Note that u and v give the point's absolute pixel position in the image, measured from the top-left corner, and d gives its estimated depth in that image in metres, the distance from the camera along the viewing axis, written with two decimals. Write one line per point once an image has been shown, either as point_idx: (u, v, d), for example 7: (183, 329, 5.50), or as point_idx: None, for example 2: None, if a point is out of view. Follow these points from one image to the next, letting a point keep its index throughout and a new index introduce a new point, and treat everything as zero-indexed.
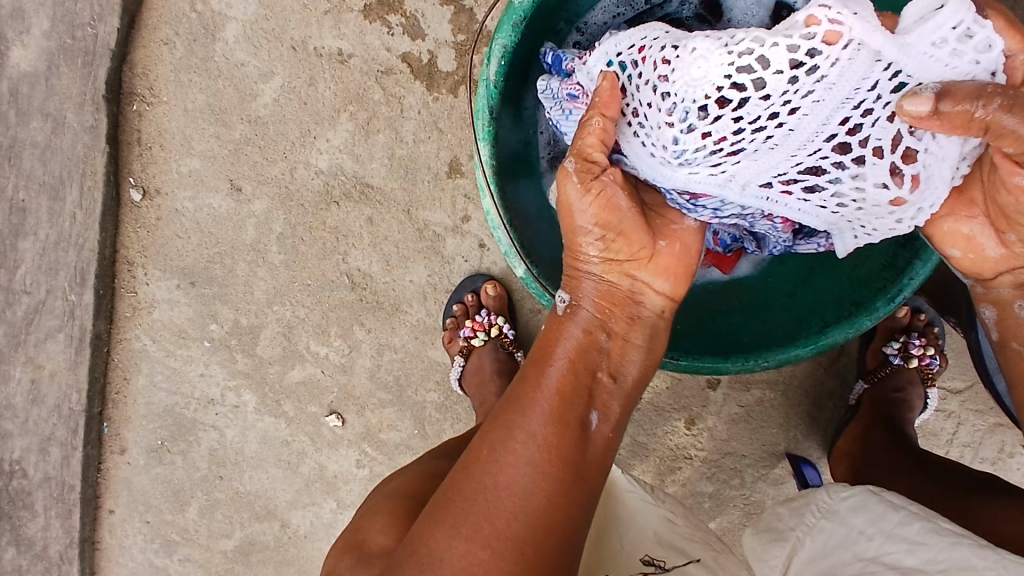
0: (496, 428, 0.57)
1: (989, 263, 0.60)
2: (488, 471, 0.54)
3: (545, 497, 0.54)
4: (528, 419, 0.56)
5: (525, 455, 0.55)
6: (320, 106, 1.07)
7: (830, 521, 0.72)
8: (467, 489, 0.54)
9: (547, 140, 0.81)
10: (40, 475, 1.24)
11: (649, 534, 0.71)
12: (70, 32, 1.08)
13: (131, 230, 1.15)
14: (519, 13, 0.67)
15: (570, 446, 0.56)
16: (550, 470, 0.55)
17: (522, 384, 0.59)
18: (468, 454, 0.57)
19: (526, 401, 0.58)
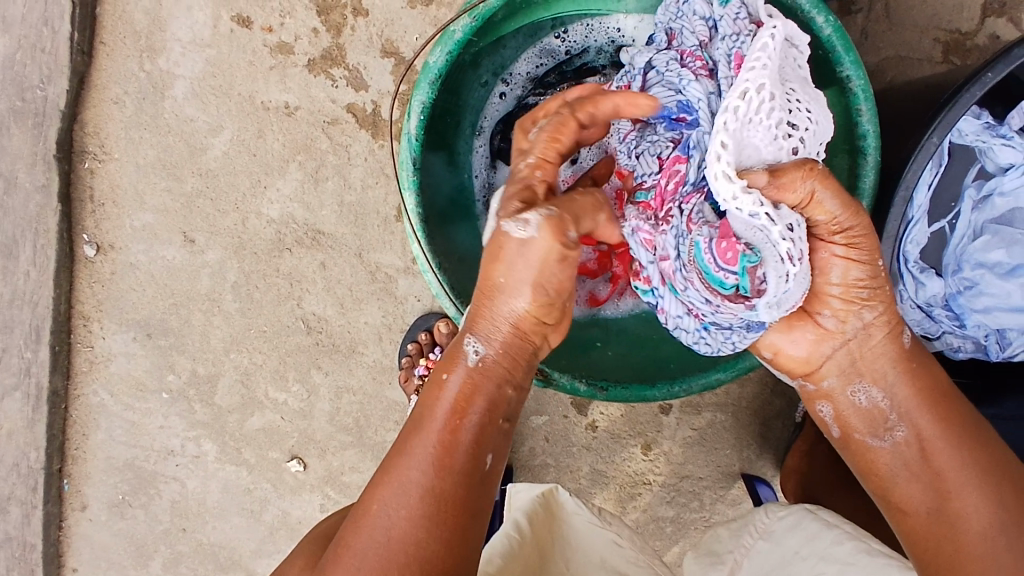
0: (384, 481, 0.59)
1: (803, 360, 0.66)
2: (378, 526, 0.57)
3: (434, 541, 0.56)
4: (414, 475, 0.58)
5: (416, 514, 0.57)
6: (270, 157, 1.10)
7: (767, 543, 0.79)
8: (354, 545, 0.57)
9: (482, 183, 0.86)
10: (1, 535, 1.23)
11: (595, 559, 0.81)
12: (20, 94, 1.11)
13: (86, 285, 1.16)
14: (435, 72, 0.71)
15: (458, 493, 0.58)
16: (437, 518, 0.57)
17: (414, 431, 0.61)
18: (359, 507, 0.60)
19: (416, 453, 0.59)
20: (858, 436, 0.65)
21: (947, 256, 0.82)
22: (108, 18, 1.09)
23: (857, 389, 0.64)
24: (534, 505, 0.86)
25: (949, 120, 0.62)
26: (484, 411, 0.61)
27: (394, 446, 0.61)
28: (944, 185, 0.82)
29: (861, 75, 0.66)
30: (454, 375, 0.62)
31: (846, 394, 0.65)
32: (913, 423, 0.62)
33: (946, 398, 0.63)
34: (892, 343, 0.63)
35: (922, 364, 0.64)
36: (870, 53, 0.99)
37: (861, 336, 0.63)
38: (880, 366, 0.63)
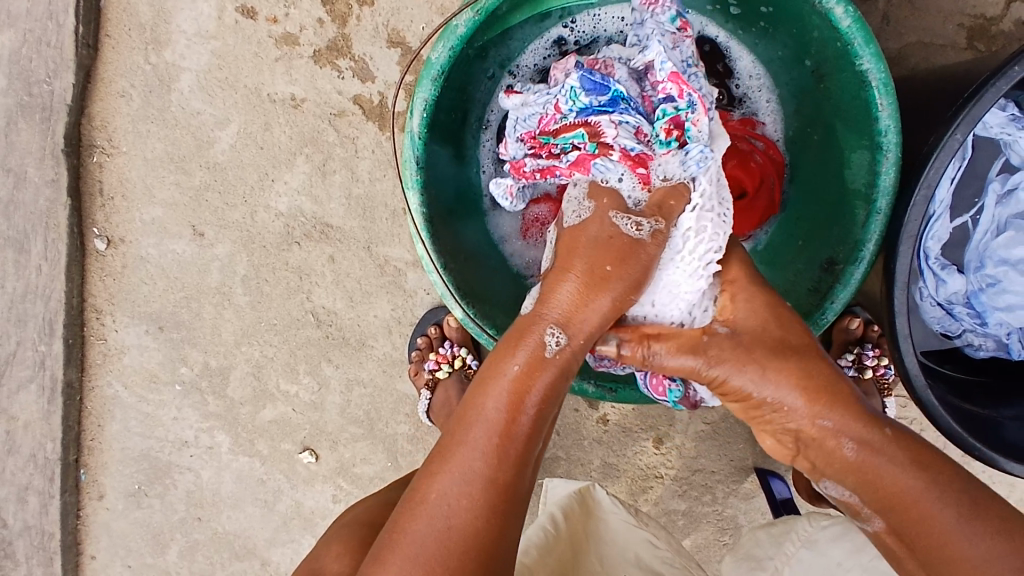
0: (442, 468, 0.58)
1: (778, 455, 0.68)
2: (438, 515, 0.55)
3: (491, 531, 0.55)
4: (476, 459, 0.57)
5: (479, 498, 0.56)
6: (277, 150, 1.09)
7: (810, 552, 0.80)
8: (411, 531, 0.55)
9: (489, 178, 0.85)
10: (20, 524, 1.26)
11: (630, 557, 0.81)
12: (27, 89, 1.10)
13: (98, 278, 1.17)
14: (437, 69, 0.68)
15: (517, 482, 0.58)
16: (495, 508, 0.56)
17: (475, 413, 0.60)
18: (415, 489, 0.58)
19: (479, 437, 0.59)
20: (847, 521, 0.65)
21: (969, 252, 0.80)
22: (113, 11, 1.08)
23: (827, 483, 0.64)
24: (571, 500, 0.86)
25: (972, 117, 0.59)
26: (544, 396, 0.61)
27: (451, 428, 0.61)
28: (967, 179, 0.79)
29: (882, 68, 0.63)
30: (521, 357, 0.62)
31: (819, 485, 0.65)
32: (882, 502, 0.59)
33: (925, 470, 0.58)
34: (835, 432, 0.62)
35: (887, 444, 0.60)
36: (892, 39, 0.96)
37: (803, 435, 0.64)
38: (830, 453, 0.62)
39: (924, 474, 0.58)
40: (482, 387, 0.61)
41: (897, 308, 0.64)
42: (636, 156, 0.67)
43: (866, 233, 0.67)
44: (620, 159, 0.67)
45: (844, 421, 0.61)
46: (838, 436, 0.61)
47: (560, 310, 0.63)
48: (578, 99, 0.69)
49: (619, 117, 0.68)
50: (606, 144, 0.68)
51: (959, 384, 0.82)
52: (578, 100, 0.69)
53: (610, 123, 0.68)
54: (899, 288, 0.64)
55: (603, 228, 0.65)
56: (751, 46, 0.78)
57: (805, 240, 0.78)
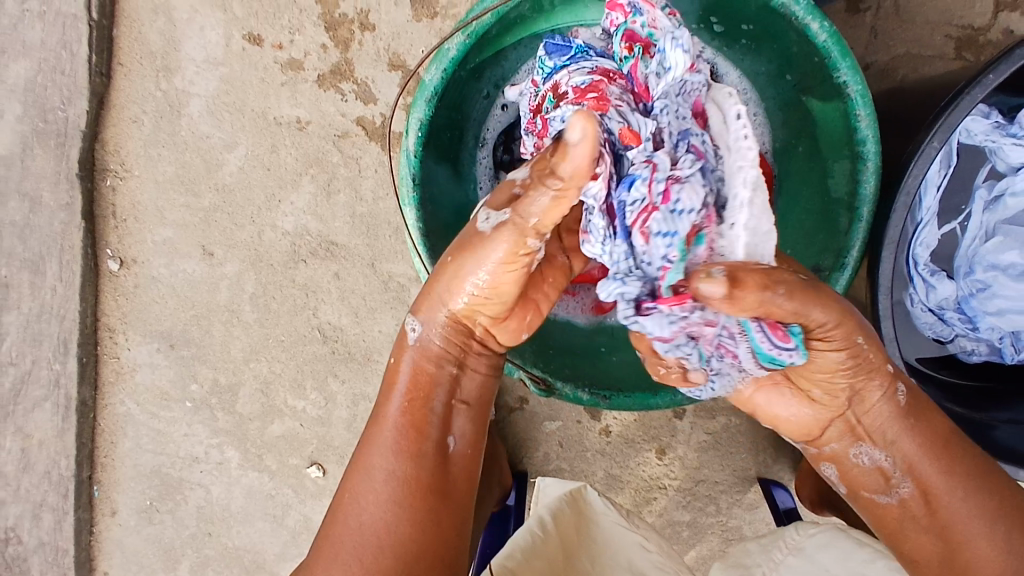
0: (354, 469, 0.66)
1: (810, 423, 0.70)
2: (352, 515, 0.64)
3: (410, 522, 0.63)
4: (384, 460, 0.65)
5: (386, 493, 0.64)
6: (283, 171, 1.12)
7: (797, 558, 0.86)
8: (336, 534, 0.64)
9: (487, 195, 0.87)
10: (34, 540, 1.28)
11: (621, 560, 0.84)
12: (42, 116, 1.15)
13: (111, 298, 1.20)
14: (430, 91, 0.71)
15: (431, 474, 0.66)
16: (404, 500, 0.64)
17: (376, 421, 0.69)
18: (337, 499, 0.67)
19: (381, 432, 0.67)
20: (865, 494, 0.70)
21: (959, 258, 0.81)
22: (125, 40, 1.13)
23: (860, 451, 0.68)
24: (563, 504, 0.88)
25: (948, 124, 0.62)
26: (440, 392, 0.68)
27: (365, 430, 0.69)
28: (954, 187, 0.81)
29: (858, 80, 0.65)
30: (407, 363, 0.69)
31: (848, 456, 0.69)
32: (917, 481, 0.66)
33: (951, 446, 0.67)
34: (886, 402, 0.66)
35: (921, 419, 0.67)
36: (881, 51, 0.98)
37: (852, 400, 0.66)
38: (877, 426, 0.67)
39: (953, 461, 0.66)
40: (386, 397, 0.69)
41: (881, 312, 0.67)
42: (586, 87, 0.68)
43: (850, 240, 0.69)
44: (570, 98, 0.68)
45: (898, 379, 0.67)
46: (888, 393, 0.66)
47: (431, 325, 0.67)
48: (547, 62, 0.74)
49: (573, 68, 0.71)
50: (561, 93, 0.70)
51: (953, 389, 0.83)
52: (544, 64, 0.74)
53: (567, 74, 0.71)
54: (882, 292, 0.66)
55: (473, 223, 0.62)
56: (737, 62, 0.80)
57: (792, 249, 0.80)
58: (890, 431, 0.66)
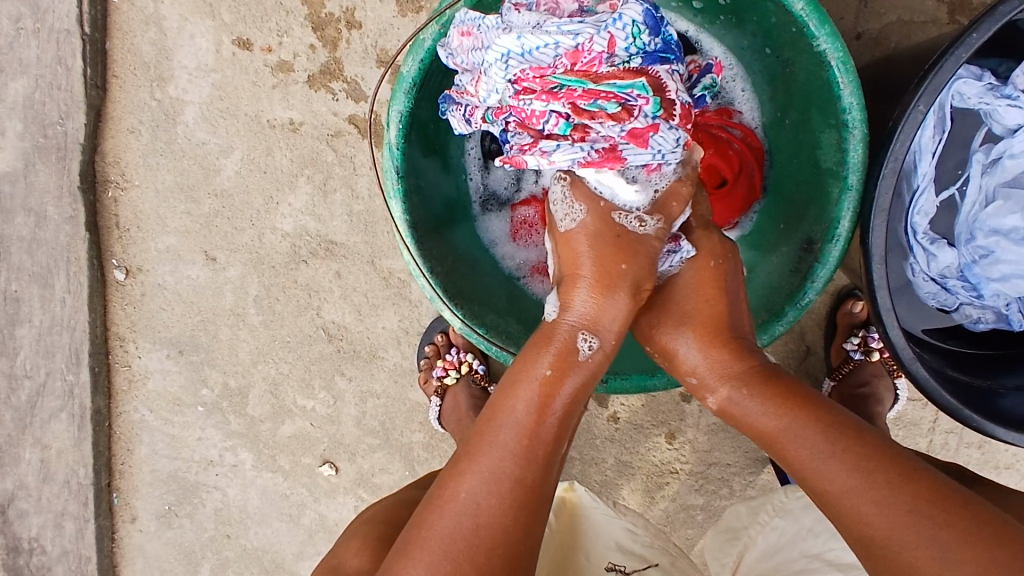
0: (469, 466, 0.60)
1: None
2: (462, 513, 0.57)
3: (525, 534, 0.58)
4: (507, 456, 0.60)
5: (504, 494, 0.58)
6: (280, 173, 1.13)
7: (783, 519, 0.86)
8: (436, 529, 0.57)
9: (477, 184, 0.88)
10: (58, 549, 1.31)
11: (611, 543, 0.83)
12: (42, 131, 1.16)
13: (119, 308, 1.22)
14: (409, 82, 0.72)
15: (547, 480, 0.61)
16: (521, 511, 0.58)
17: (496, 411, 0.63)
18: (439, 490, 0.60)
19: (507, 429, 0.62)
20: None
21: (959, 224, 0.80)
22: (118, 52, 1.14)
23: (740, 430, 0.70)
24: None
25: (934, 86, 0.60)
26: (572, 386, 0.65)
27: (474, 433, 0.63)
28: (950, 151, 0.80)
29: (839, 47, 0.64)
30: (545, 353, 0.65)
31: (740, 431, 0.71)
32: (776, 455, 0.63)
33: (796, 410, 0.62)
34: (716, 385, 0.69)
35: (762, 387, 0.65)
36: (871, 19, 0.97)
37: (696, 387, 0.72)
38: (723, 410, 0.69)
39: (783, 422, 0.62)
40: (512, 389, 0.64)
41: (876, 283, 0.65)
42: (689, 110, 0.66)
43: (841, 210, 0.68)
44: (680, 119, 0.66)
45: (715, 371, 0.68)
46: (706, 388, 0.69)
47: (577, 312, 0.67)
48: (639, 37, 0.61)
49: (673, 68, 0.65)
50: (669, 98, 0.64)
51: (959, 359, 0.82)
52: (638, 39, 0.61)
53: (668, 72, 0.64)
54: (877, 262, 0.65)
55: (610, 228, 0.68)
56: (720, 37, 0.80)
57: (787, 224, 0.78)
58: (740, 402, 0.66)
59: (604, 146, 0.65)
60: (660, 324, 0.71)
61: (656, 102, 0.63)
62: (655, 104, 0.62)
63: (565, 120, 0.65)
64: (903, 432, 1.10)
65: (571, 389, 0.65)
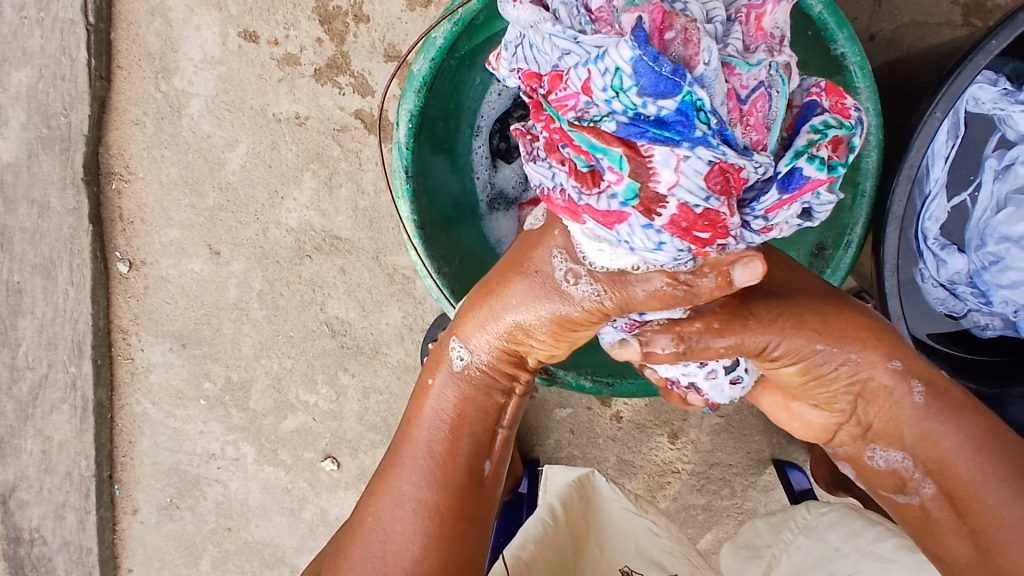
0: (380, 491, 0.67)
1: (814, 428, 0.71)
2: (374, 540, 0.66)
3: (436, 554, 0.64)
4: (410, 487, 0.66)
5: (412, 524, 0.65)
6: (285, 167, 1.13)
7: (808, 538, 0.88)
8: (353, 554, 0.66)
9: (484, 183, 0.87)
10: (58, 540, 1.31)
11: (630, 547, 0.84)
12: (46, 122, 1.15)
13: (122, 300, 1.22)
14: (419, 79, 0.71)
15: (456, 501, 0.66)
16: (435, 532, 0.65)
17: (405, 436, 0.69)
18: (361, 510, 0.68)
19: (410, 459, 0.67)
20: (884, 493, 0.69)
21: (970, 231, 0.80)
22: (123, 43, 1.13)
23: (875, 452, 0.68)
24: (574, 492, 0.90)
25: (951, 93, 0.60)
26: (471, 412, 0.67)
27: (391, 454, 0.69)
28: (963, 158, 0.80)
29: (857, 51, 0.64)
30: (438, 379, 0.68)
31: (866, 457, 0.69)
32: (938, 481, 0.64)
33: (989, 452, 0.62)
34: (901, 397, 0.64)
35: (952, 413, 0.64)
36: (886, 20, 0.96)
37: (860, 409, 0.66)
38: (889, 428, 0.66)
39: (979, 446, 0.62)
40: (417, 417, 0.69)
41: (887, 289, 0.66)
42: (703, 215, 0.48)
43: (854, 216, 0.69)
44: (669, 219, 0.48)
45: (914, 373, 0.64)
46: (898, 388, 0.64)
47: (474, 343, 0.66)
48: (624, 94, 0.44)
49: (685, 151, 0.45)
50: (657, 193, 0.47)
51: (965, 366, 0.82)
52: (625, 95, 0.44)
53: (671, 155, 0.45)
54: (889, 269, 0.65)
55: (533, 260, 0.61)
56: None
57: (797, 229, 0.79)
58: (913, 428, 0.64)
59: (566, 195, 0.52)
60: (829, 338, 0.63)
61: (631, 185, 0.47)
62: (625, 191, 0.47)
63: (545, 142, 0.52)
64: None
65: (480, 414, 0.68)
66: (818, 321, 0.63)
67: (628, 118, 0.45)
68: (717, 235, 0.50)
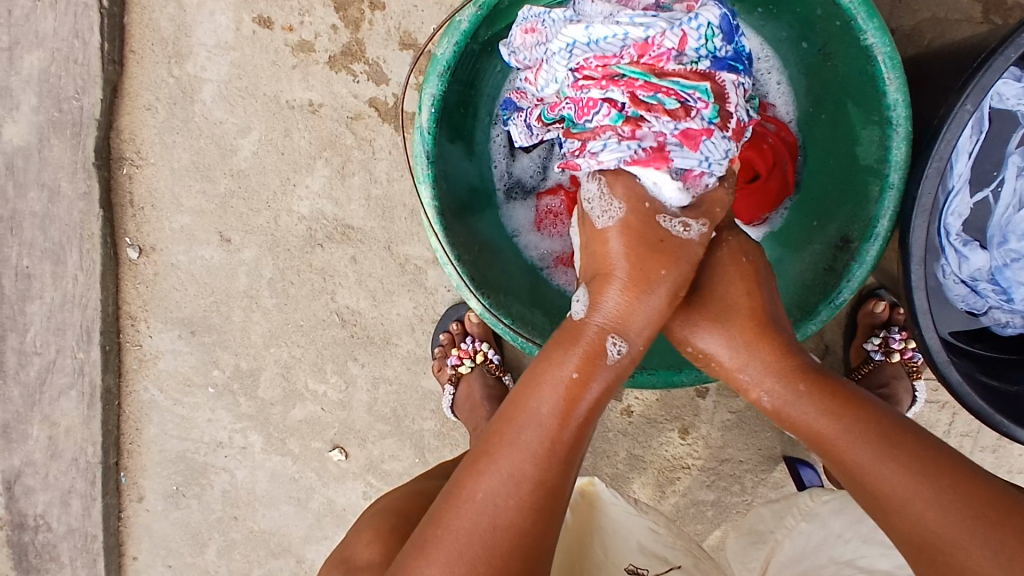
0: (492, 463, 0.59)
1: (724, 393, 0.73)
2: (482, 513, 0.57)
3: (540, 539, 0.58)
4: (529, 459, 0.59)
5: (528, 500, 0.58)
6: (297, 155, 1.12)
7: (809, 524, 0.88)
8: (451, 524, 0.57)
9: (501, 172, 0.87)
10: (64, 527, 1.30)
11: (634, 544, 0.83)
12: (57, 106, 1.15)
13: (132, 287, 1.21)
14: (443, 64, 0.70)
15: (565, 485, 0.60)
16: (543, 508, 0.58)
17: (522, 404, 0.62)
18: (462, 480, 0.60)
19: (531, 427, 0.60)
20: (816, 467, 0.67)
21: (992, 227, 0.79)
22: (136, 27, 1.12)
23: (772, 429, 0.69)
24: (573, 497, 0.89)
25: (981, 85, 0.59)
26: (599, 390, 0.63)
27: (503, 424, 0.62)
28: (987, 152, 0.78)
29: (886, 42, 0.64)
30: (572, 351, 0.63)
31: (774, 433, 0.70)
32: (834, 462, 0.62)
33: (849, 413, 0.62)
34: (764, 380, 0.67)
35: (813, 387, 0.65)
36: (905, 15, 0.95)
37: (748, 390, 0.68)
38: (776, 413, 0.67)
39: (837, 419, 0.62)
40: (538, 389, 0.62)
41: (913, 285, 0.65)
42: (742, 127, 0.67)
43: (881, 208, 0.68)
44: (733, 133, 0.66)
45: (762, 378, 0.66)
46: (758, 388, 0.67)
47: (607, 313, 0.65)
48: (712, 41, 0.62)
49: (739, 78, 0.65)
50: (727, 112, 0.65)
51: (988, 363, 0.81)
52: (713, 39, 0.62)
53: (735, 82, 0.64)
54: (915, 264, 0.64)
55: (651, 230, 0.65)
56: (757, 28, 0.80)
57: (821, 222, 0.78)
58: (793, 412, 0.65)
59: (653, 145, 0.64)
60: (703, 322, 0.69)
61: (715, 107, 0.63)
62: (716, 109, 0.63)
63: (619, 110, 0.64)
64: None
65: (606, 394, 0.64)
66: (721, 310, 0.69)
67: (708, 60, 0.63)
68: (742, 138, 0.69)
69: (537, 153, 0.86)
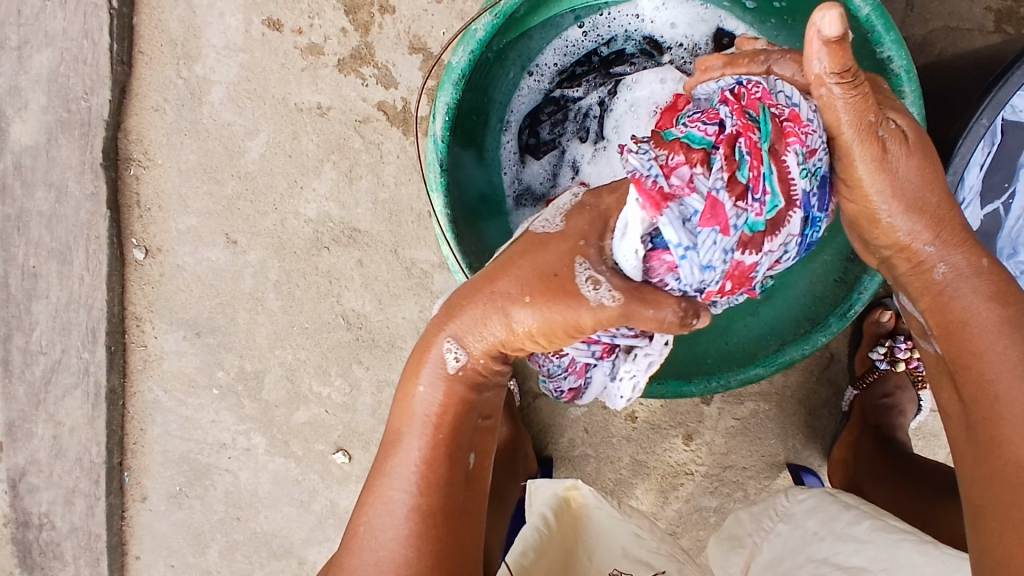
0: (371, 499, 0.65)
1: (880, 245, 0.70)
2: (368, 550, 0.63)
3: (429, 558, 0.62)
4: (396, 488, 0.64)
5: (404, 525, 0.62)
6: (305, 158, 1.12)
7: (786, 525, 0.87)
8: (352, 559, 0.64)
9: (511, 178, 0.86)
10: (67, 526, 1.30)
11: (618, 550, 0.82)
12: (66, 106, 1.15)
13: (137, 287, 1.21)
14: (458, 73, 0.71)
15: (442, 500, 0.64)
16: (429, 537, 0.62)
17: (394, 432, 0.67)
18: (353, 523, 0.66)
19: (398, 454, 0.66)
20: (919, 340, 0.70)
21: (1002, 240, 0.82)
22: (146, 28, 1.12)
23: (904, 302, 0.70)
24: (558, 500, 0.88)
25: (997, 101, 0.66)
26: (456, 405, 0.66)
27: (381, 455, 0.67)
28: (997, 165, 0.78)
29: (904, 56, 0.68)
30: (426, 374, 0.66)
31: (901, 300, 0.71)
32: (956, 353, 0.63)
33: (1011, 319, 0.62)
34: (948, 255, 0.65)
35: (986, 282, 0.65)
36: (916, 25, 0.95)
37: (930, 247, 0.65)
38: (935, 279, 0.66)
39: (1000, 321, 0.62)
40: (400, 415, 0.67)
41: None
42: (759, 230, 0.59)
43: None
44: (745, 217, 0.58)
45: (948, 250, 0.65)
46: (937, 259, 0.65)
47: (462, 337, 0.65)
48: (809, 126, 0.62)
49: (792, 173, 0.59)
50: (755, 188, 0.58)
51: None
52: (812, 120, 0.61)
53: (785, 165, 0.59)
54: None
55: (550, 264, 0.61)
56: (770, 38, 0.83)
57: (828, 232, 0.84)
58: (951, 286, 0.65)
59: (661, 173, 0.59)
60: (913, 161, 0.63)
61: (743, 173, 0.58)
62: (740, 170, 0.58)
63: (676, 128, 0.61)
64: (922, 443, 1.11)
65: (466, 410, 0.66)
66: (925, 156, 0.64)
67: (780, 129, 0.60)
68: (739, 270, 0.61)
69: (547, 159, 0.85)
